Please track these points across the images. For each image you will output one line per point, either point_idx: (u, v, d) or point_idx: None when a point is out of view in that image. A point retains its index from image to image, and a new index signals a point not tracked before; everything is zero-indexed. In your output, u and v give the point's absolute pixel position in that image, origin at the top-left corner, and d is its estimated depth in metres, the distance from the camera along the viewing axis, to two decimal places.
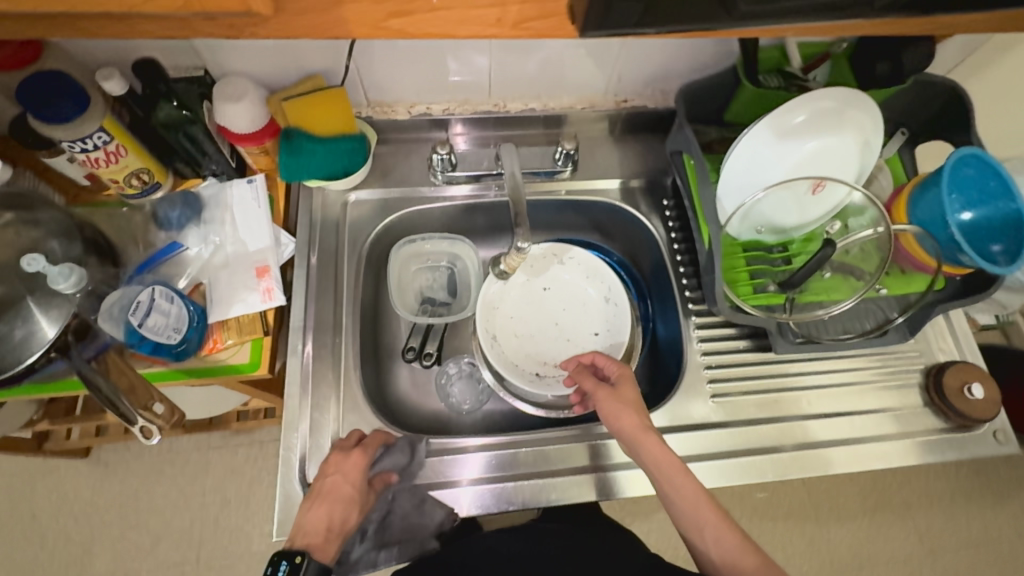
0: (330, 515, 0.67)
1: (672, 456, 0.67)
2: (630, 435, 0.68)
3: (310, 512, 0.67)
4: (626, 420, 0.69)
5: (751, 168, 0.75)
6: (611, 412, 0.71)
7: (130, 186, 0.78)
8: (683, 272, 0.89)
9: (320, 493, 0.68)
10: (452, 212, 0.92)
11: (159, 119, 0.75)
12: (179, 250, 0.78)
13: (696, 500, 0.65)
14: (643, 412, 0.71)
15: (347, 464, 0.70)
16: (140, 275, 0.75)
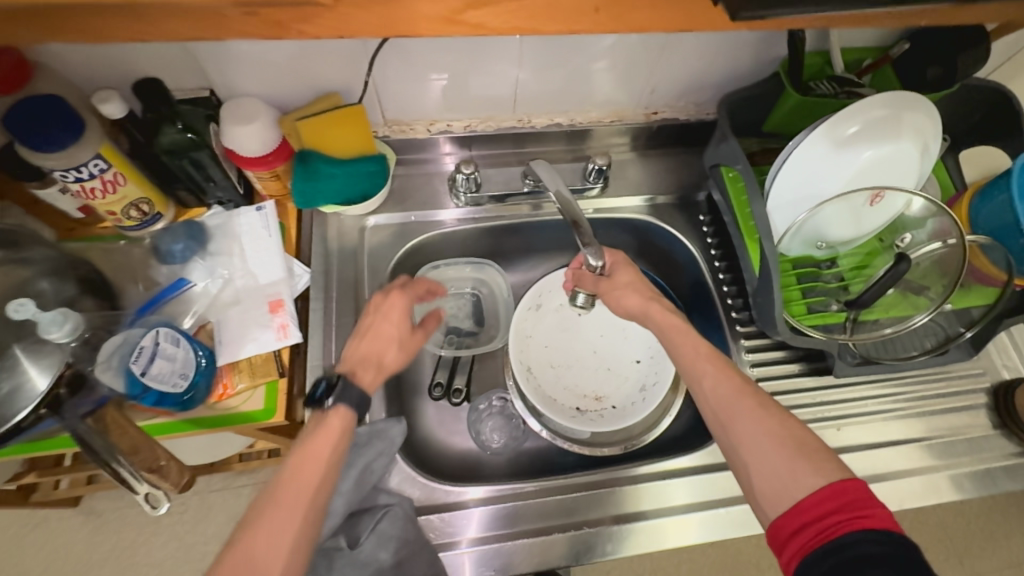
0: (367, 345, 0.63)
1: (674, 318, 0.65)
2: (629, 305, 0.68)
3: (352, 346, 0.64)
4: (623, 294, 0.68)
5: (802, 181, 0.70)
6: (616, 299, 0.70)
7: (128, 218, 0.71)
8: (726, 292, 0.84)
9: (363, 327, 0.64)
10: (476, 236, 0.86)
11: (161, 145, 0.66)
12: (185, 287, 0.71)
13: (694, 352, 0.61)
14: (645, 289, 0.69)
15: (383, 300, 0.66)
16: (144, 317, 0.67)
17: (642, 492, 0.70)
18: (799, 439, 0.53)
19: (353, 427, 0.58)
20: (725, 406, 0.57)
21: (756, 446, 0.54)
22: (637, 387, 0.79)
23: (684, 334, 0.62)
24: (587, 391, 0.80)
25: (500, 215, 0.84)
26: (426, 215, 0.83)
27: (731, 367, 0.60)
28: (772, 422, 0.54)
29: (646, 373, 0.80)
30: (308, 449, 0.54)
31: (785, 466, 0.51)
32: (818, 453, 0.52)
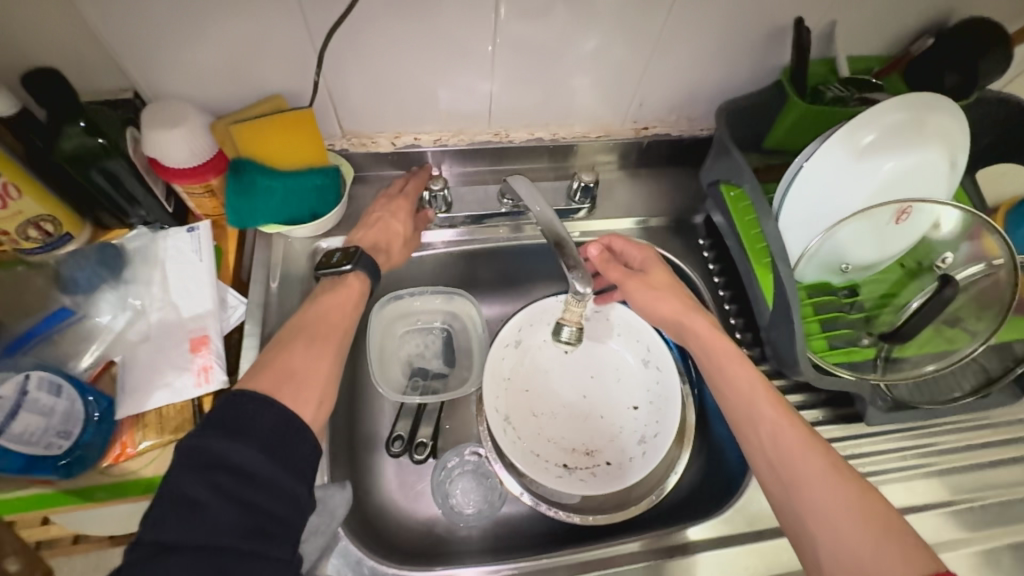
0: (371, 233, 0.67)
1: (727, 343, 0.57)
2: (667, 319, 0.61)
3: (358, 235, 0.67)
4: (662, 305, 0.61)
5: (818, 196, 0.61)
6: (645, 301, 0.62)
7: (26, 239, 0.59)
8: (733, 326, 0.74)
9: (368, 219, 0.68)
10: (447, 262, 0.75)
11: (64, 151, 0.55)
12: (71, 317, 0.59)
13: (749, 390, 0.54)
14: (681, 293, 0.62)
15: (389, 203, 0.69)
16: (16, 358, 0.55)
17: (685, 565, 0.57)
18: (882, 513, 0.46)
19: (366, 297, 0.62)
20: (793, 462, 0.49)
21: (832, 517, 0.46)
22: (635, 439, 0.67)
23: (740, 367, 0.55)
24: (576, 445, 0.67)
25: (475, 238, 0.75)
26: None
27: (796, 415, 0.52)
28: (847, 488, 0.47)
29: (646, 421, 0.68)
30: (327, 309, 0.59)
31: (867, 548, 0.44)
32: (907, 533, 0.45)
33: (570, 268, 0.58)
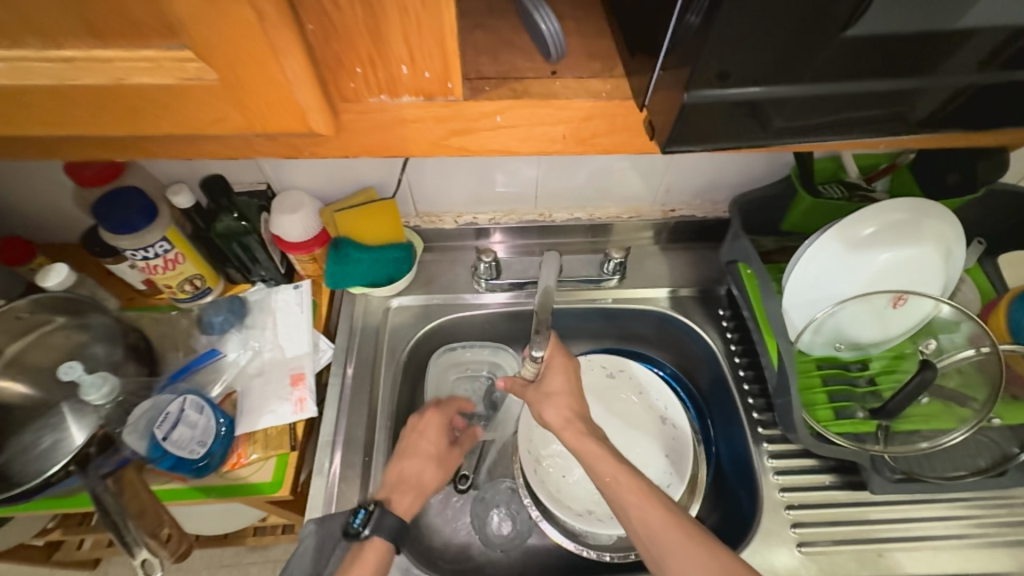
0: (414, 465, 0.69)
1: (558, 403, 0.70)
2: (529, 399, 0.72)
3: (400, 470, 0.68)
4: (547, 417, 0.70)
5: (821, 281, 0.69)
6: (540, 409, 0.71)
7: (182, 290, 0.79)
8: (748, 391, 0.80)
9: (401, 487, 0.68)
10: (495, 320, 0.88)
11: (217, 230, 0.76)
12: (218, 357, 0.77)
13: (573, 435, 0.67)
14: (566, 382, 0.71)
15: (428, 421, 0.73)
16: (175, 383, 0.72)
17: None
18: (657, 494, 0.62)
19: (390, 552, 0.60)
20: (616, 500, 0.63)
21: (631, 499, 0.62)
22: None
23: (556, 416, 0.69)
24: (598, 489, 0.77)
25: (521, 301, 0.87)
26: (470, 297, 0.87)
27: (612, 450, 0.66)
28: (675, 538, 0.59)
29: (662, 473, 0.77)
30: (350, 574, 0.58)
31: (665, 520, 0.60)
32: None
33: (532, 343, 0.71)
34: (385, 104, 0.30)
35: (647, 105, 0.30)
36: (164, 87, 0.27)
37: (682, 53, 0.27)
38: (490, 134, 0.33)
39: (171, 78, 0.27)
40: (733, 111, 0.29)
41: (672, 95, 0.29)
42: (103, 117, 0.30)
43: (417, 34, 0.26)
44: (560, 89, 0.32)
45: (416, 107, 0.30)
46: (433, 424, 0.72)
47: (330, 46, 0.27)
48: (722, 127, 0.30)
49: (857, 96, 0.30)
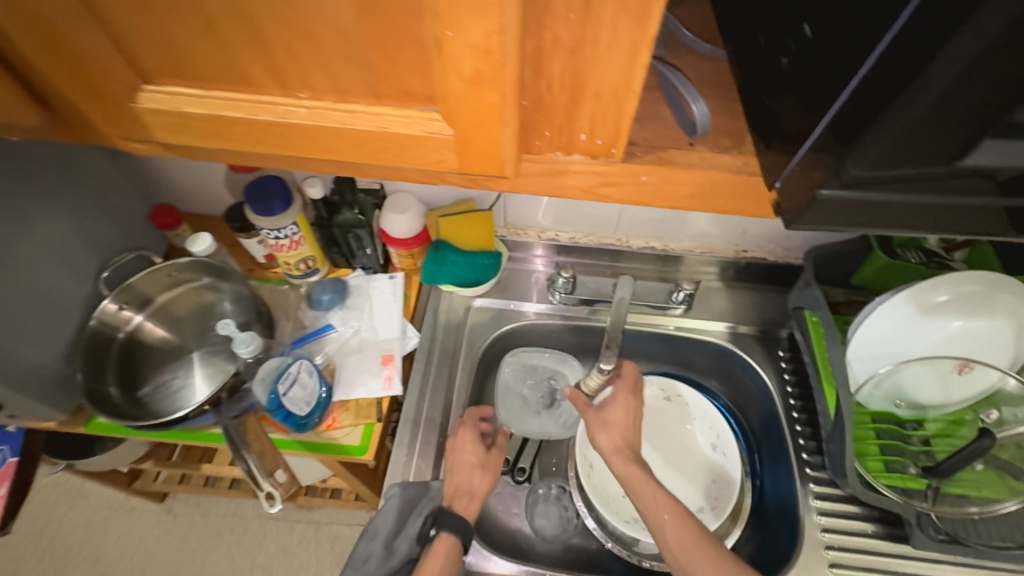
0: (461, 477, 0.72)
1: (616, 430, 0.76)
2: (588, 420, 0.78)
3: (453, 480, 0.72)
4: (602, 443, 0.75)
5: (888, 339, 0.73)
6: (594, 432, 0.77)
7: (296, 268, 0.91)
8: (800, 432, 0.83)
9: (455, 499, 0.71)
10: (565, 331, 0.96)
11: (337, 221, 0.87)
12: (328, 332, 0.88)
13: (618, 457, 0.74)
14: (630, 417, 0.77)
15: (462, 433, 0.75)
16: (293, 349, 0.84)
17: None
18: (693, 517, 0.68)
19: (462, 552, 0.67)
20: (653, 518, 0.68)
21: (663, 519, 0.68)
22: (696, 507, 0.81)
23: (606, 438, 0.75)
24: None
25: (562, 314, 0.95)
26: (515, 305, 0.94)
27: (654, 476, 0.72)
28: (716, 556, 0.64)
29: (707, 496, 0.82)
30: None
31: (699, 543, 0.65)
32: None
33: (601, 355, 0.81)
34: (559, 158, 0.36)
35: (780, 184, 0.36)
36: (411, 136, 0.33)
37: (824, 141, 0.31)
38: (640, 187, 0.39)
39: (420, 130, 0.33)
40: (868, 210, 0.33)
41: (807, 182, 0.33)
42: (353, 152, 0.36)
43: (601, 115, 0.33)
44: (697, 159, 0.38)
45: (582, 163, 0.37)
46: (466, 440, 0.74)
47: (534, 116, 0.34)
48: (839, 219, 0.34)
49: (939, 204, 0.32)
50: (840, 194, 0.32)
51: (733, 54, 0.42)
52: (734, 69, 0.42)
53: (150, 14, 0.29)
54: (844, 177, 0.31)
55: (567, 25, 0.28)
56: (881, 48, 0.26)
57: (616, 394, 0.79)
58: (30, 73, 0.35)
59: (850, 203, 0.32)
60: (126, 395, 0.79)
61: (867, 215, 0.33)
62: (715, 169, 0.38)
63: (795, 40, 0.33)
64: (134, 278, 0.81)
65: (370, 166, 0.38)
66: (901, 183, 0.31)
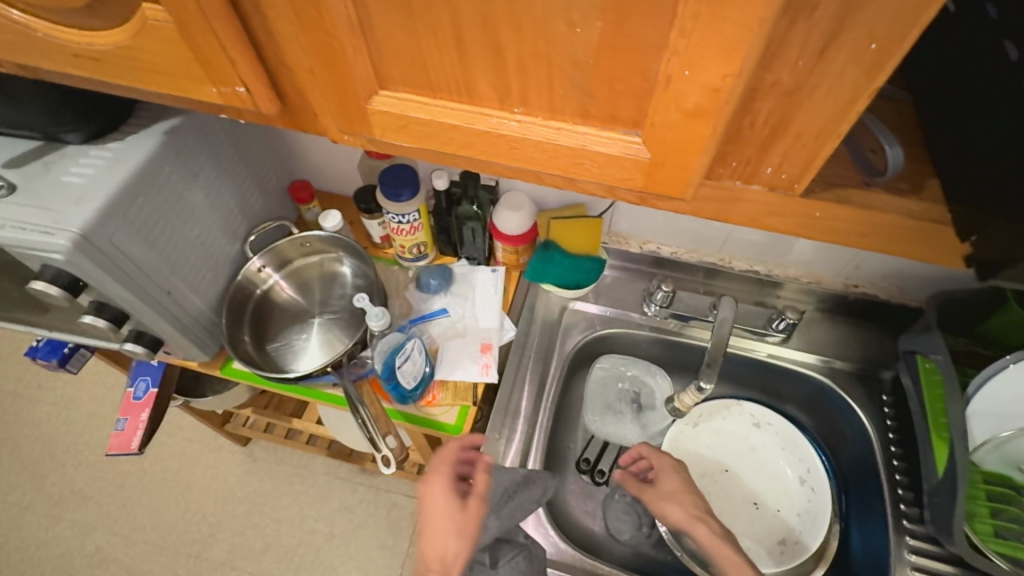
0: (436, 545, 0.67)
1: (678, 497, 0.74)
2: (647, 499, 0.76)
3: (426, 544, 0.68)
4: (672, 513, 0.73)
5: (1018, 399, 0.70)
6: (659, 507, 0.75)
7: (407, 251, 0.97)
8: (898, 481, 0.80)
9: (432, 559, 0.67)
10: (655, 344, 0.97)
11: (456, 212, 0.93)
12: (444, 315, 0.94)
13: (687, 520, 0.72)
14: (687, 484, 0.76)
15: (437, 484, 0.71)
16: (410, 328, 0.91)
17: None
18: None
19: None
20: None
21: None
22: (777, 539, 0.82)
23: (668, 505, 0.74)
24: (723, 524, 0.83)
25: (654, 326, 0.96)
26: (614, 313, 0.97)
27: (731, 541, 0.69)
28: None
29: (789, 530, 0.83)
30: None
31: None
32: None
33: (699, 373, 0.83)
34: (737, 188, 0.39)
35: (977, 238, 0.37)
36: (609, 155, 0.36)
37: None
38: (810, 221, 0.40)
39: (619, 150, 0.36)
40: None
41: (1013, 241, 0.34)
42: (546, 163, 0.39)
43: (794, 153, 0.35)
44: (873, 200, 0.39)
45: (758, 194, 0.39)
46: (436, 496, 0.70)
47: (726, 146, 0.36)
48: None
49: None
50: None
51: (921, 101, 0.42)
52: (921, 116, 0.42)
53: (411, 36, 0.34)
54: None
55: (792, 71, 0.30)
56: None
57: (663, 466, 0.78)
58: (284, 72, 0.42)
59: None
60: (258, 347, 0.88)
61: None
62: (890, 213, 0.39)
63: (1010, 99, 0.33)
64: (279, 243, 0.90)
65: (551, 176, 0.41)
66: None
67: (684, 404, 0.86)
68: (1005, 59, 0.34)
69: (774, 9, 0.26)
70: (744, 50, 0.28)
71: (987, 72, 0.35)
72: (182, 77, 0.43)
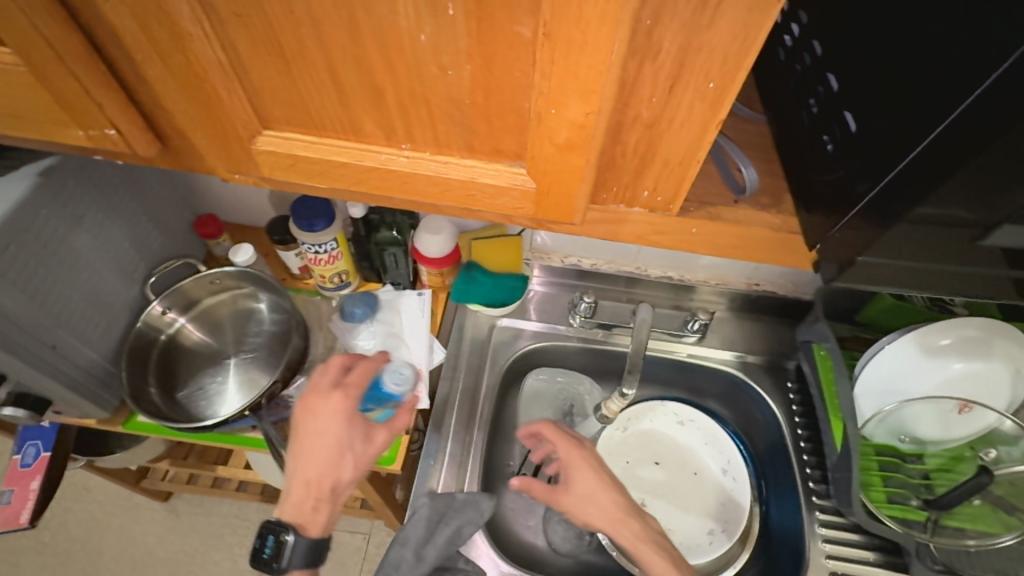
0: (319, 466, 0.64)
1: (593, 494, 0.72)
2: (564, 502, 0.73)
3: (302, 464, 0.65)
4: (591, 515, 0.71)
5: (894, 377, 0.77)
6: (577, 508, 0.72)
7: (329, 281, 0.94)
8: (806, 462, 0.88)
9: (296, 467, 0.65)
10: (583, 354, 0.99)
11: (376, 239, 0.92)
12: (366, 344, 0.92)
13: (612, 522, 0.71)
14: (602, 478, 0.74)
15: (313, 408, 0.66)
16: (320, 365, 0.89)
17: None
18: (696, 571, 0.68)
19: (324, 550, 0.65)
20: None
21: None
22: (705, 530, 0.87)
23: (585, 507, 0.72)
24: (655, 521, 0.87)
25: (581, 337, 0.99)
26: (545, 328, 0.99)
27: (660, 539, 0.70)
28: None
29: (716, 520, 0.87)
30: None
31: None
32: None
33: (623, 380, 0.86)
34: (621, 211, 0.41)
35: (819, 247, 0.42)
36: (498, 187, 0.38)
37: (867, 216, 0.37)
38: (689, 238, 0.44)
39: (506, 182, 0.38)
40: (903, 275, 0.38)
41: (851, 248, 0.39)
42: (438, 194, 0.40)
43: (664, 178, 0.38)
44: (740, 216, 0.43)
45: (641, 215, 0.42)
46: (331, 410, 0.66)
47: (605, 174, 0.38)
48: (885, 279, 0.39)
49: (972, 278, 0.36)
50: (875, 259, 0.38)
51: (776, 123, 0.47)
52: (776, 138, 0.48)
53: (290, 79, 0.35)
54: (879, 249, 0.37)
55: (649, 106, 0.33)
56: (925, 144, 0.32)
57: (574, 459, 0.75)
58: (159, 116, 0.41)
59: (886, 267, 0.38)
60: (166, 395, 0.82)
61: (911, 277, 0.38)
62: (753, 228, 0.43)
63: (838, 123, 0.39)
64: (183, 282, 0.85)
65: (443, 206, 0.42)
66: (927, 262, 0.36)
67: (610, 412, 0.89)
68: (829, 87, 0.39)
69: (619, 56, 0.28)
70: (599, 92, 0.30)
71: (819, 101, 0.40)
72: (46, 122, 0.41)
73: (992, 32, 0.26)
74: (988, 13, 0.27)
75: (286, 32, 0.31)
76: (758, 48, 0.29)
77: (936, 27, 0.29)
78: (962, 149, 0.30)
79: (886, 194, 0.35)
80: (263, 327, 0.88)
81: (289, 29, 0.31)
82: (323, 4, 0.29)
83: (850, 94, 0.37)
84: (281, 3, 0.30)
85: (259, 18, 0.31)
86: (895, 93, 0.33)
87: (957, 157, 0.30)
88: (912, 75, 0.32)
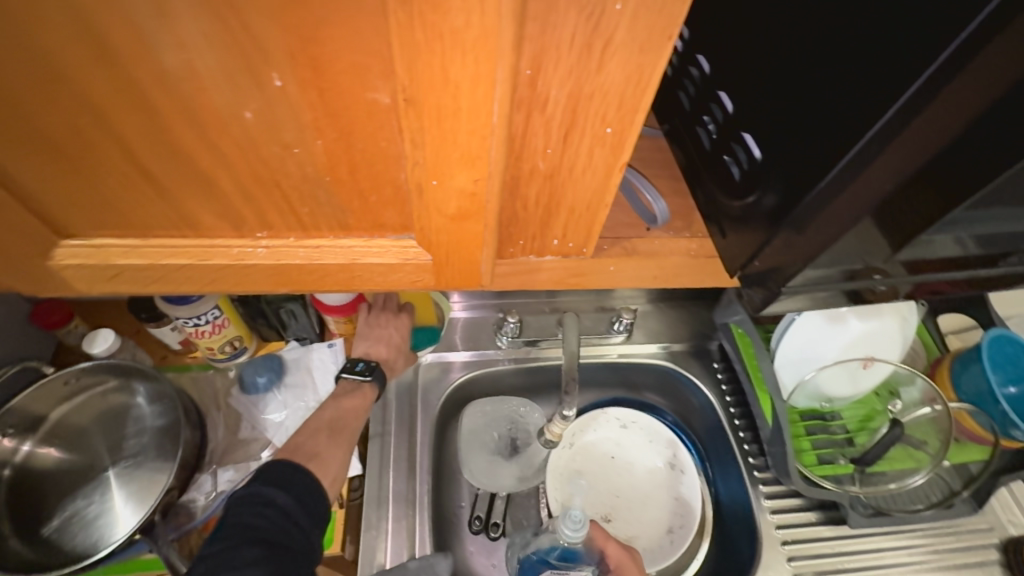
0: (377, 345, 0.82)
1: None
2: None
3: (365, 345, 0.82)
4: None
5: (805, 347, 0.80)
6: None
7: (221, 352, 0.82)
8: (743, 438, 0.91)
9: (376, 336, 0.83)
10: (518, 375, 0.95)
11: (266, 297, 0.81)
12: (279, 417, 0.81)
13: None
14: None
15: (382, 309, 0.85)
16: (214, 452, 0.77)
17: None
18: None
19: None
20: None
21: None
22: (665, 529, 0.87)
23: None
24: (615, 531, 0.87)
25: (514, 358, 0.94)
26: (478, 355, 0.93)
27: None
28: None
29: (672, 515, 0.88)
30: None
31: None
32: None
33: (562, 402, 0.83)
34: (534, 262, 0.41)
35: (741, 273, 0.46)
36: (386, 263, 0.39)
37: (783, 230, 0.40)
38: None
39: (395, 258, 0.38)
40: (815, 275, 0.41)
41: (743, 247, 0.45)
42: (321, 281, 0.41)
43: (573, 225, 0.38)
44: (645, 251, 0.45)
45: (555, 262, 0.41)
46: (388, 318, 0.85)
47: (510, 228, 0.38)
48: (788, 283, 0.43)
49: None
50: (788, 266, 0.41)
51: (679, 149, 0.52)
52: (683, 167, 0.52)
53: (82, 175, 0.32)
54: (801, 258, 0.40)
55: (545, 158, 0.33)
56: (835, 166, 0.35)
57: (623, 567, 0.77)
58: None
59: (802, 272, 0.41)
60: (27, 538, 0.67)
61: None
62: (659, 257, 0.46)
63: (735, 145, 0.44)
64: (17, 399, 0.68)
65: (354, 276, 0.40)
66: (826, 258, 0.39)
67: (555, 434, 0.86)
68: (723, 111, 0.45)
69: (501, 115, 0.28)
70: (483, 159, 0.30)
71: (717, 127, 0.46)
72: None
73: (852, 57, 0.33)
74: (851, 41, 0.33)
75: (58, 125, 0.29)
76: (654, 88, 0.29)
77: (797, 69, 0.37)
78: (819, 149, 0.36)
79: (785, 205, 0.40)
80: (143, 425, 0.74)
81: (82, 125, 0.29)
82: (103, 88, 0.28)
83: (742, 120, 0.43)
84: (46, 94, 0.28)
85: (42, 120, 0.29)
86: (768, 104, 0.40)
87: (824, 156, 0.36)
88: (787, 100, 0.38)
